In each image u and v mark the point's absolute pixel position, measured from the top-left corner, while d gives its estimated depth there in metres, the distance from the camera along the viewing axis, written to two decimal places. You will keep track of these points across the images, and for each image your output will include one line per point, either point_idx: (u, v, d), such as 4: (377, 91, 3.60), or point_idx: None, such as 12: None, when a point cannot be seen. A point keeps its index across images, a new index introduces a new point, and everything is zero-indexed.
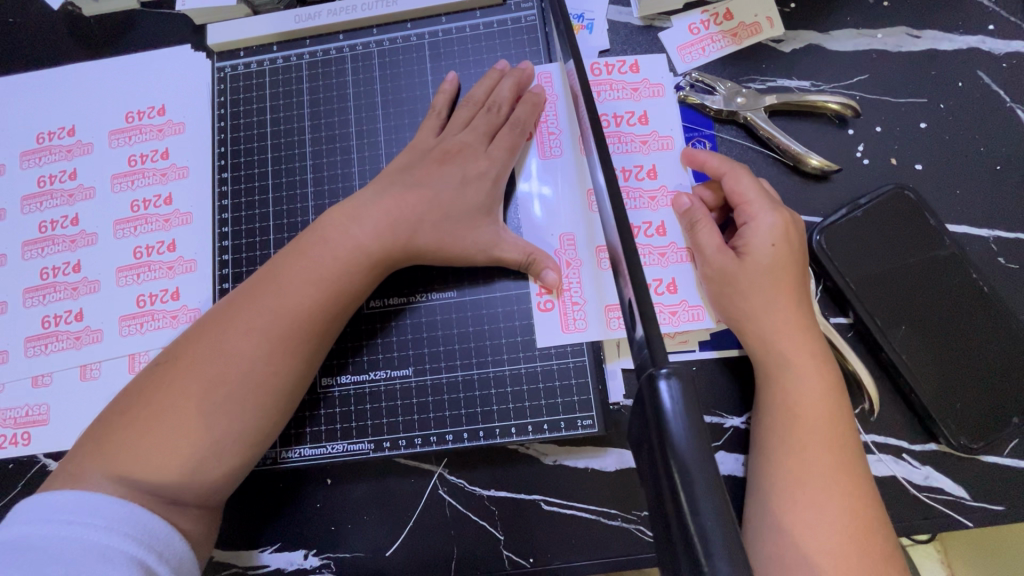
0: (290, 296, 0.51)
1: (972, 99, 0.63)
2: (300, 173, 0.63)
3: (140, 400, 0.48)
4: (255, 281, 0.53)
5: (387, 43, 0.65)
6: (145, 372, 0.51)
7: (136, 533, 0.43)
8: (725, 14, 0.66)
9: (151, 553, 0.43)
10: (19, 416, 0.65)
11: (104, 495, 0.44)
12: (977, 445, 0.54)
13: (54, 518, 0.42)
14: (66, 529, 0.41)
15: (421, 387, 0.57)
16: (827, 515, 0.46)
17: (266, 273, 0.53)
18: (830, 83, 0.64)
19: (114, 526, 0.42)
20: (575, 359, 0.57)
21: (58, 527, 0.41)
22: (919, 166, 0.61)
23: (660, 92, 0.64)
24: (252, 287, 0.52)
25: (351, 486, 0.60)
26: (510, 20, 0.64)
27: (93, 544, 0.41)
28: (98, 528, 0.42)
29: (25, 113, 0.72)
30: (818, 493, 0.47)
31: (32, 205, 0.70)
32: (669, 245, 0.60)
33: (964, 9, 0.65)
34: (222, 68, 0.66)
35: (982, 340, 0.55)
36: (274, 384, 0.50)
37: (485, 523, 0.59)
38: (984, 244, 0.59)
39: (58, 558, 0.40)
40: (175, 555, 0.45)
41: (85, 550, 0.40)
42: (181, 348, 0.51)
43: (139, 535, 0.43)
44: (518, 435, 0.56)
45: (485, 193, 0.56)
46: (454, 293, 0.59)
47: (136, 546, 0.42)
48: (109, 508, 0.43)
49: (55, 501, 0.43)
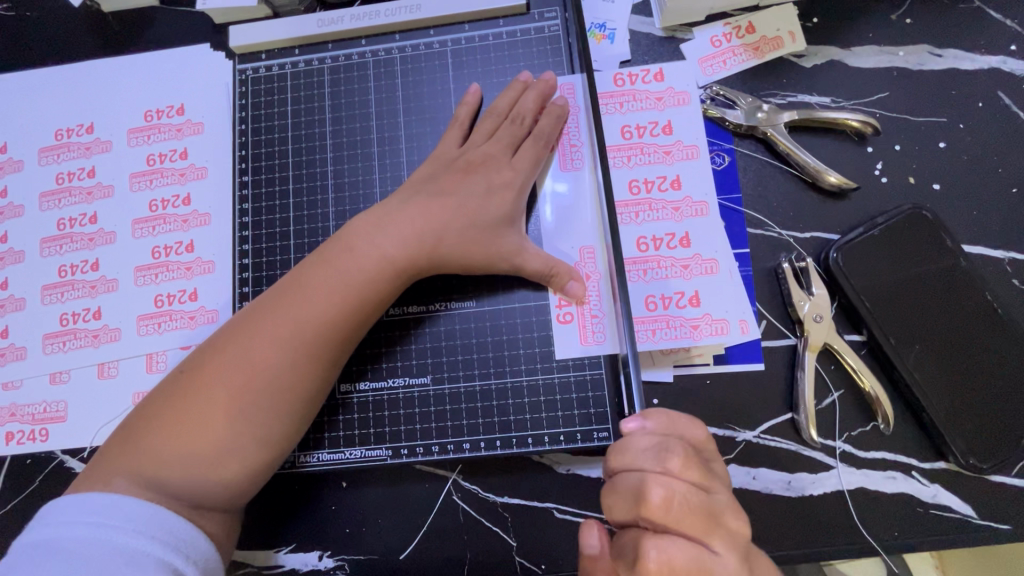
0: (314, 304, 0.51)
1: (991, 120, 0.63)
2: (321, 178, 0.63)
3: (167, 405, 0.49)
4: (279, 289, 0.53)
5: (410, 50, 0.65)
6: (170, 375, 0.52)
7: (162, 535, 0.44)
8: (748, 27, 0.66)
9: (178, 555, 0.44)
10: (37, 412, 0.66)
11: (131, 498, 0.45)
12: (986, 465, 0.55)
13: (83, 519, 0.43)
14: (93, 530, 0.42)
15: (439, 395, 0.58)
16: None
17: (291, 279, 0.53)
18: (851, 100, 0.64)
19: (142, 528, 0.43)
20: (592, 371, 0.57)
21: (87, 528, 0.42)
22: (937, 186, 0.62)
23: (686, 99, 0.63)
24: (276, 296, 0.52)
25: (366, 490, 0.61)
26: (533, 29, 0.64)
27: (121, 546, 0.42)
28: (125, 530, 0.43)
29: (43, 109, 0.72)
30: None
31: (50, 201, 0.70)
32: (693, 257, 0.60)
33: (987, 28, 0.65)
34: (244, 70, 0.66)
35: (993, 362, 0.56)
36: (299, 391, 0.51)
37: (499, 529, 0.59)
38: (999, 265, 0.60)
39: (85, 561, 0.40)
40: (201, 554, 0.46)
41: (113, 552, 0.41)
42: (207, 354, 0.51)
43: (164, 538, 0.44)
44: (534, 446, 0.56)
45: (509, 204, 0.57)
46: (474, 303, 0.59)
47: (162, 549, 0.43)
48: (136, 511, 0.44)
49: (84, 502, 0.44)
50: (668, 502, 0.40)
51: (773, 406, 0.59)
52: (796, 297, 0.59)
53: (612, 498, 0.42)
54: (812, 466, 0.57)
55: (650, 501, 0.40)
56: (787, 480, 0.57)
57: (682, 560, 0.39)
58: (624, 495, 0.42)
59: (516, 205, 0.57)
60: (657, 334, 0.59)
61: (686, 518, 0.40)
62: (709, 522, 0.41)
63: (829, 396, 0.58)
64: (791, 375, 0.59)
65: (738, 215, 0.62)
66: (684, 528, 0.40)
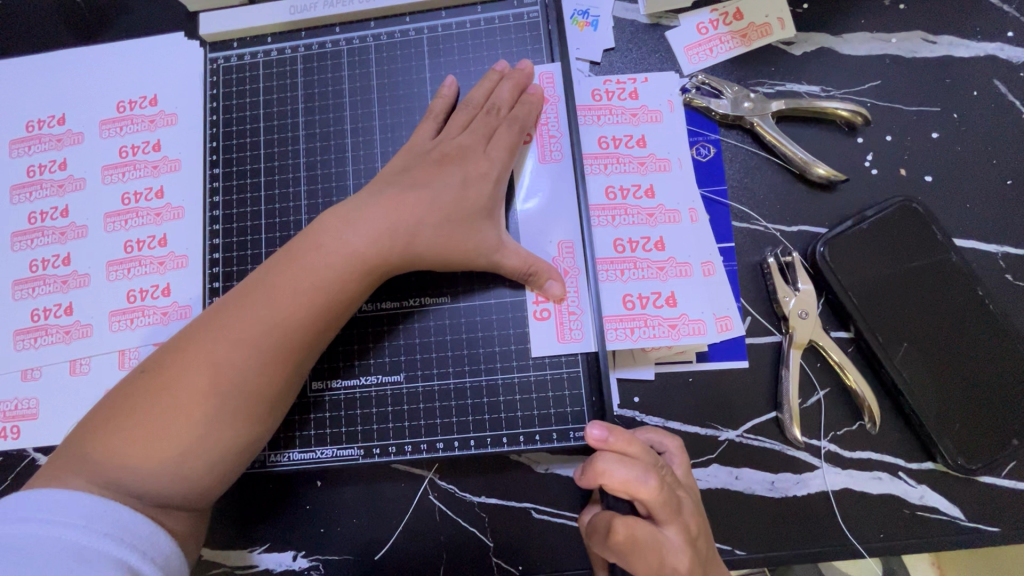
0: (280, 301, 0.50)
1: (986, 109, 0.61)
2: (294, 171, 0.61)
3: (129, 402, 0.48)
4: (245, 286, 0.51)
5: (385, 37, 0.63)
6: (133, 374, 0.50)
7: (118, 533, 0.42)
8: (736, 14, 0.64)
9: (135, 554, 0.42)
10: (8, 409, 0.65)
11: (87, 497, 0.43)
12: (974, 465, 0.53)
13: (32, 517, 0.41)
14: (43, 527, 0.40)
15: (413, 393, 0.57)
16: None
17: (258, 276, 0.52)
18: (841, 89, 0.62)
19: (96, 525, 0.41)
20: (569, 369, 0.56)
21: (36, 525, 0.40)
22: (929, 178, 0.60)
23: (658, 118, 0.62)
24: (243, 293, 0.51)
25: (341, 489, 0.60)
26: (512, 15, 0.62)
27: (72, 544, 0.39)
28: (77, 527, 0.41)
29: (14, 99, 0.70)
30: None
31: (21, 194, 0.69)
32: (667, 260, 0.58)
33: (983, 14, 0.62)
34: (215, 58, 0.64)
35: (984, 359, 0.54)
36: (265, 390, 0.49)
37: (475, 529, 0.58)
38: (992, 260, 0.58)
39: (33, 557, 0.38)
40: (161, 553, 0.44)
41: (61, 549, 0.39)
42: (172, 354, 0.49)
43: (120, 535, 0.42)
44: (510, 446, 0.55)
45: (484, 195, 0.55)
46: (448, 299, 0.58)
47: (118, 546, 0.41)
48: (90, 508, 0.42)
49: (35, 500, 0.42)
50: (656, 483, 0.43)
51: (757, 405, 0.57)
52: (781, 293, 0.57)
53: (609, 467, 0.44)
54: (796, 465, 0.56)
55: (640, 481, 0.43)
56: (770, 481, 0.56)
57: (643, 533, 0.43)
58: (618, 469, 0.44)
59: (492, 196, 0.55)
60: (635, 333, 0.56)
61: (660, 504, 0.43)
62: (676, 513, 0.44)
63: (814, 394, 0.57)
64: (776, 373, 0.58)
65: (723, 207, 0.61)
66: (657, 510, 0.43)
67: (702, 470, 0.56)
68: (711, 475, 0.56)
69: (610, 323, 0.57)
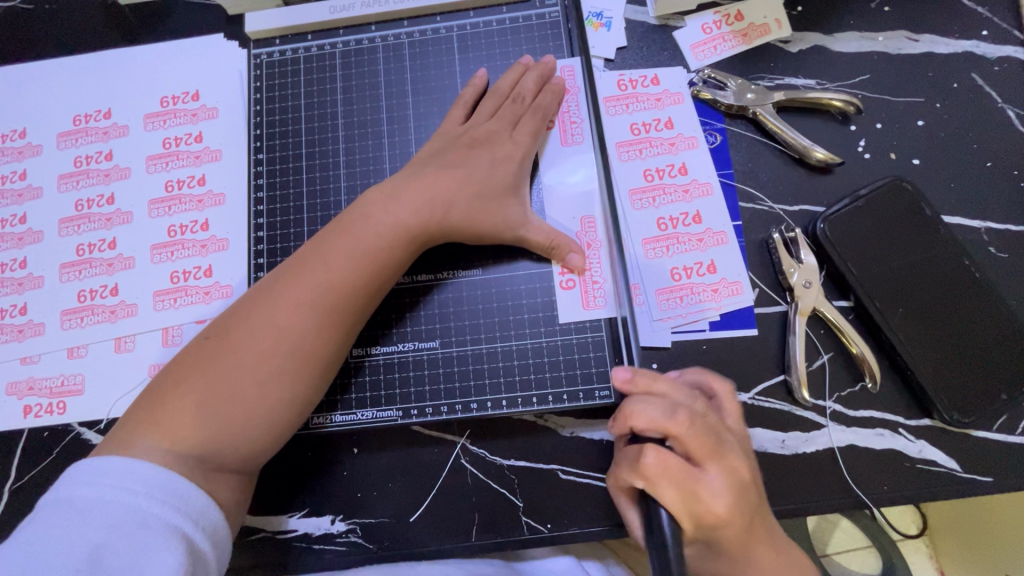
0: (329, 270, 0.54)
1: (967, 99, 0.67)
2: (333, 156, 0.66)
3: (195, 362, 0.52)
4: (297, 256, 0.56)
5: (417, 35, 0.68)
6: (193, 341, 0.54)
7: (175, 501, 0.45)
8: (737, 15, 0.70)
9: (188, 523, 0.45)
10: (55, 385, 0.68)
11: (146, 462, 0.46)
12: (968, 419, 0.58)
13: (101, 482, 0.45)
14: (111, 493, 0.44)
15: (447, 359, 0.61)
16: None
17: (308, 249, 0.56)
18: (835, 82, 0.68)
19: (155, 494, 0.45)
20: (594, 334, 0.60)
21: (105, 491, 0.44)
22: (917, 161, 0.65)
23: (681, 99, 0.68)
24: (298, 261, 0.55)
25: (377, 455, 0.63)
26: (534, 16, 0.68)
27: (135, 510, 0.43)
28: (139, 495, 0.44)
29: (63, 96, 0.75)
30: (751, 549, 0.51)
31: (68, 183, 0.73)
32: (705, 231, 0.64)
33: (960, 15, 0.69)
34: (259, 54, 0.69)
35: (971, 321, 0.59)
36: (314, 350, 0.53)
37: (506, 490, 0.62)
38: (977, 234, 0.63)
39: (101, 522, 0.42)
40: (212, 523, 0.47)
41: (126, 515, 0.43)
42: (235, 318, 0.54)
43: (176, 504, 0.45)
44: (539, 405, 0.59)
45: (511, 175, 0.60)
46: (479, 271, 0.62)
47: (175, 516, 0.45)
48: (149, 475, 0.45)
49: (103, 465, 0.46)
50: (688, 421, 0.48)
51: (767, 369, 0.62)
52: (786, 265, 0.62)
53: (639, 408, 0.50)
54: (805, 424, 0.60)
55: (671, 418, 0.48)
56: (782, 439, 0.60)
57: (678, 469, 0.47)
58: (647, 408, 0.49)
59: (519, 177, 0.60)
60: (686, 301, 0.63)
61: (695, 441, 0.48)
62: (715, 454, 0.48)
63: (819, 357, 0.61)
64: (783, 339, 0.62)
65: (731, 188, 0.66)
66: (692, 447, 0.48)
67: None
68: None
69: (663, 294, 0.63)
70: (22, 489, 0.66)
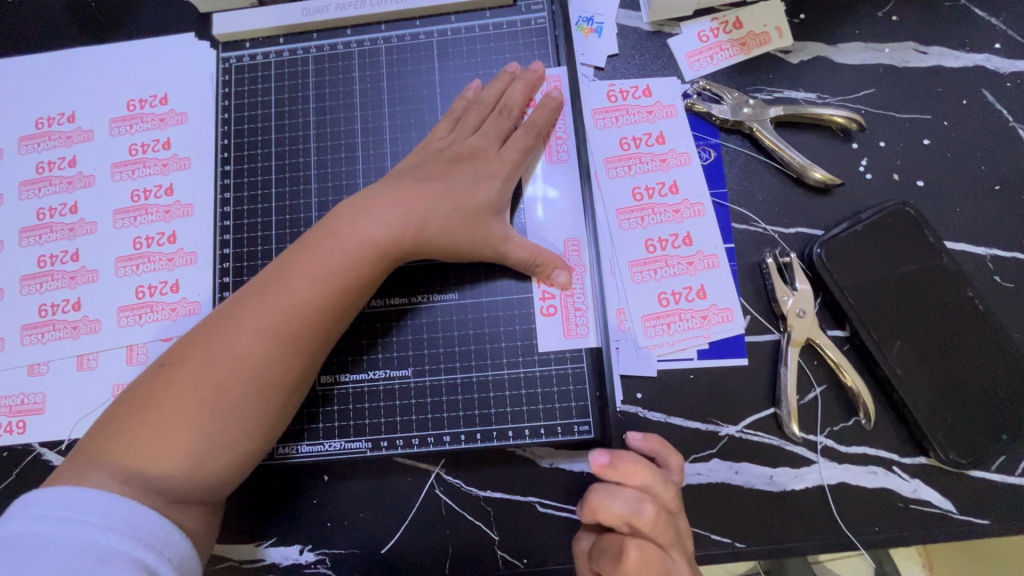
0: (293, 291, 0.51)
1: (975, 117, 0.63)
2: (304, 169, 0.63)
3: (153, 391, 0.49)
4: (261, 280, 0.53)
5: (395, 40, 0.64)
6: (150, 369, 0.51)
7: (135, 531, 0.43)
8: (735, 23, 0.66)
9: (151, 554, 0.42)
10: (14, 404, 0.65)
11: (103, 493, 0.44)
12: (965, 460, 0.55)
13: (55, 515, 0.42)
14: (64, 526, 0.41)
15: (420, 388, 0.58)
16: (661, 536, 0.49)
17: (272, 270, 0.53)
18: (837, 96, 0.64)
19: (114, 524, 0.42)
20: (574, 365, 0.57)
21: (57, 524, 0.41)
22: (921, 183, 0.62)
23: (673, 112, 0.64)
24: (261, 287, 0.52)
25: (348, 483, 0.61)
26: (520, 21, 0.64)
27: (91, 542, 0.40)
28: (95, 527, 0.42)
29: (25, 97, 0.71)
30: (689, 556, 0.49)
31: (29, 191, 0.69)
32: (695, 254, 0.61)
33: (971, 26, 0.65)
34: (228, 58, 0.66)
35: (974, 357, 0.56)
36: (277, 376, 0.50)
37: (481, 523, 0.59)
38: (982, 262, 0.60)
39: (52, 556, 0.39)
40: (177, 553, 0.44)
41: (81, 548, 0.40)
42: (194, 343, 0.50)
43: (138, 535, 0.42)
44: (515, 440, 0.56)
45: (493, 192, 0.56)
46: (456, 295, 0.59)
47: (136, 546, 0.42)
48: (108, 507, 0.43)
49: (59, 497, 0.43)
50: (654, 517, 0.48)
51: (756, 402, 0.59)
52: (780, 292, 0.59)
53: (603, 502, 0.49)
54: (794, 460, 0.57)
55: (638, 514, 0.48)
56: (770, 475, 0.57)
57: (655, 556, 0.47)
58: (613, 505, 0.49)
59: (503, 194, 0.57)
60: (671, 328, 0.60)
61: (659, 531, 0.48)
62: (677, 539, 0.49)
63: (811, 391, 0.59)
64: (774, 370, 0.59)
65: (724, 208, 0.62)
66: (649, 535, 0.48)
67: (691, 464, 0.58)
68: (711, 470, 0.58)
69: (648, 320, 0.60)
70: None
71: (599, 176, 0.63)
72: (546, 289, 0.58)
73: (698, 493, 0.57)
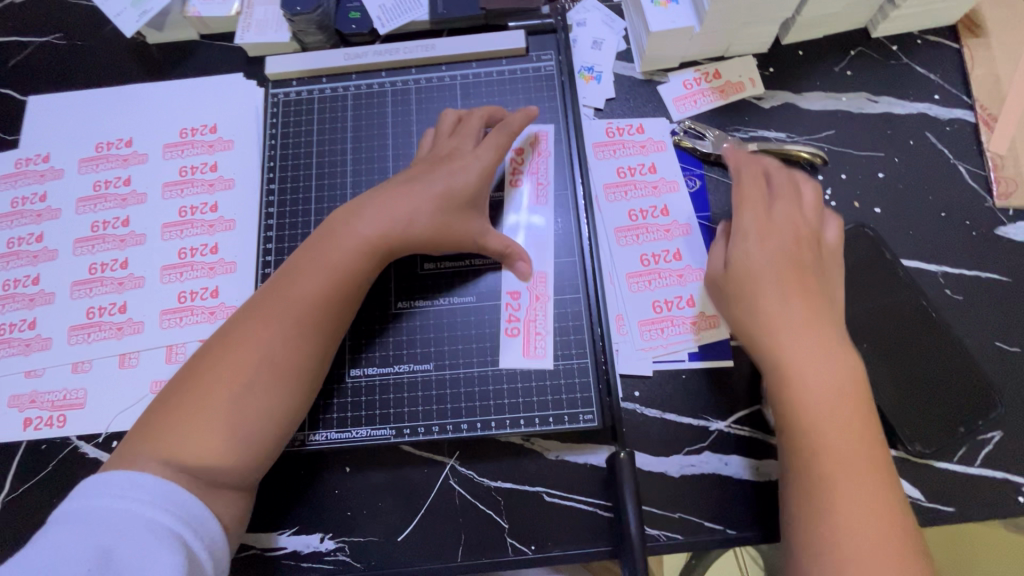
0: (312, 288, 0.58)
1: (921, 156, 0.73)
2: (341, 189, 0.71)
3: (193, 384, 0.54)
4: (287, 279, 0.59)
5: (424, 82, 0.75)
6: (188, 365, 0.56)
7: (174, 509, 0.48)
8: (715, 73, 0.76)
9: (189, 531, 0.48)
10: (57, 399, 0.70)
11: (148, 473, 0.49)
12: (929, 450, 0.61)
13: (109, 493, 0.47)
14: (120, 501, 0.47)
15: (440, 381, 0.65)
16: (837, 434, 0.52)
17: (281, 275, 0.60)
18: (803, 136, 0.75)
19: (160, 504, 0.47)
20: (579, 360, 0.65)
21: (113, 500, 0.47)
22: (878, 210, 0.71)
23: (663, 146, 0.74)
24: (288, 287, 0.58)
25: (368, 475, 0.65)
26: (531, 69, 0.75)
27: (141, 518, 0.46)
28: (145, 503, 0.47)
29: (88, 125, 0.80)
30: (840, 457, 0.51)
31: (86, 206, 0.77)
32: (685, 268, 0.69)
33: (915, 81, 0.76)
34: (276, 94, 0.75)
35: (931, 358, 0.63)
36: (307, 365, 0.57)
37: (491, 512, 0.64)
38: (934, 278, 0.69)
39: (109, 525, 0.45)
40: (210, 533, 0.50)
41: (132, 522, 0.46)
42: (229, 342, 0.56)
43: (180, 514, 0.48)
44: (526, 427, 0.63)
45: (476, 201, 0.64)
46: (472, 299, 0.67)
47: (178, 524, 0.47)
48: (154, 486, 0.48)
49: (111, 478, 0.48)
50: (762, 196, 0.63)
51: (742, 400, 0.65)
52: None
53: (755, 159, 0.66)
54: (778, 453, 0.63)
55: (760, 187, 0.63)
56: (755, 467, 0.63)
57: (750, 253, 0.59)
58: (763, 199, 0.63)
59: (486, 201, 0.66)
60: (665, 333, 0.67)
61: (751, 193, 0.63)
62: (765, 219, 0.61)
63: None
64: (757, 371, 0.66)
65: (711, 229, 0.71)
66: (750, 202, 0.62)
67: (684, 456, 0.64)
68: (703, 461, 0.63)
69: (644, 325, 0.67)
70: (19, 500, 0.67)
71: (599, 200, 0.72)
72: (511, 313, 0.66)
73: (692, 481, 0.63)
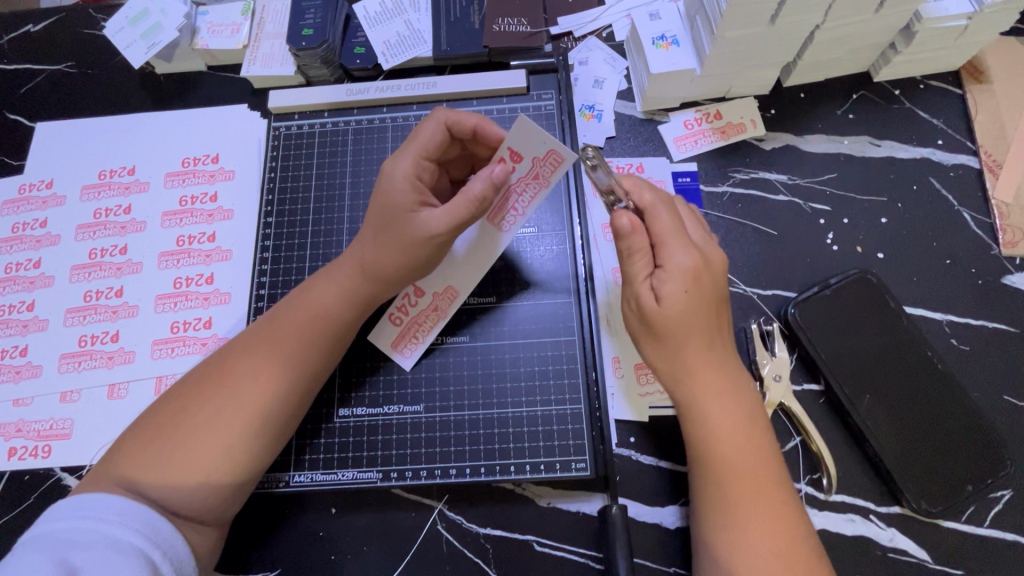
0: (298, 326, 0.57)
1: (925, 201, 0.72)
2: (338, 224, 0.71)
3: (166, 421, 0.53)
4: (275, 318, 0.58)
5: (424, 118, 0.75)
6: (168, 397, 0.55)
7: (148, 531, 0.47)
8: (716, 114, 0.76)
9: (156, 550, 0.47)
10: (43, 428, 0.69)
11: (120, 497, 0.48)
12: (936, 509, 0.59)
13: (81, 513, 0.47)
14: (91, 520, 0.46)
15: (430, 424, 0.64)
16: (757, 527, 0.51)
17: (266, 315, 0.59)
18: (805, 179, 0.74)
19: (129, 522, 0.47)
20: (572, 406, 0.63)
21: (81, 520, 0.46)
22: (881, 255, 0.70)
23: (663, 187, 0.73)
24: (275, 327, 0.57)
25: (354, 517, 0.63)
26: (531, 107, 0.75)
27: (108, 535, 0.46)
28: (113, 523, 0.46)
29: (92, 153, 0.81)
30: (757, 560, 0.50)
31: (86, 233, 0.77)
32: None
33: (917, 125, 0.76)
34: (278, 127, 0.76)
35: (937, 412, 0.61)
36: (281, 408, 0.55)
37: (479, 560, 0.62)
38: (939, 327, 0.67)
39: (74, 544, 0.45)
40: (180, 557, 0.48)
41: (98, 540, 0.45)
42: (206, 380, 0.55)
43: (148, 533, 0.47)
44: (516, 474, 0.61)
45: (396, 219, 0.57)
46: (467, 339, 0.66)
47: (145, 542, 0.46)
48: (126, 507, 0.47)
49: (84, 500, 0.48)
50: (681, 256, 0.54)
51: None
52: (759, 356, 0.65)
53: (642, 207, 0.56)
54: None
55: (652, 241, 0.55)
56: None
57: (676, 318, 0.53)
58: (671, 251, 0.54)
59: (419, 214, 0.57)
60: None
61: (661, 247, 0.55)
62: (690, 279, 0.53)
63: (791, 440, 0.64)
64: None
65: None
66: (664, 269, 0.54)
67: (681, 507, 0.62)
68: None
69: (639, 370, 0.65)
70: None
71: (598, 239, 0.71)
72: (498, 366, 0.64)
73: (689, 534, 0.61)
